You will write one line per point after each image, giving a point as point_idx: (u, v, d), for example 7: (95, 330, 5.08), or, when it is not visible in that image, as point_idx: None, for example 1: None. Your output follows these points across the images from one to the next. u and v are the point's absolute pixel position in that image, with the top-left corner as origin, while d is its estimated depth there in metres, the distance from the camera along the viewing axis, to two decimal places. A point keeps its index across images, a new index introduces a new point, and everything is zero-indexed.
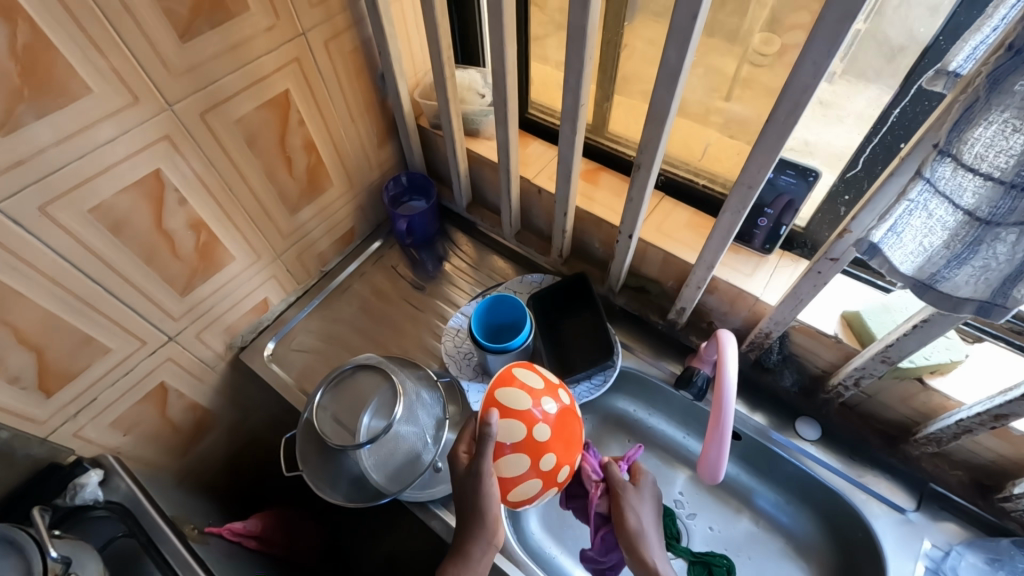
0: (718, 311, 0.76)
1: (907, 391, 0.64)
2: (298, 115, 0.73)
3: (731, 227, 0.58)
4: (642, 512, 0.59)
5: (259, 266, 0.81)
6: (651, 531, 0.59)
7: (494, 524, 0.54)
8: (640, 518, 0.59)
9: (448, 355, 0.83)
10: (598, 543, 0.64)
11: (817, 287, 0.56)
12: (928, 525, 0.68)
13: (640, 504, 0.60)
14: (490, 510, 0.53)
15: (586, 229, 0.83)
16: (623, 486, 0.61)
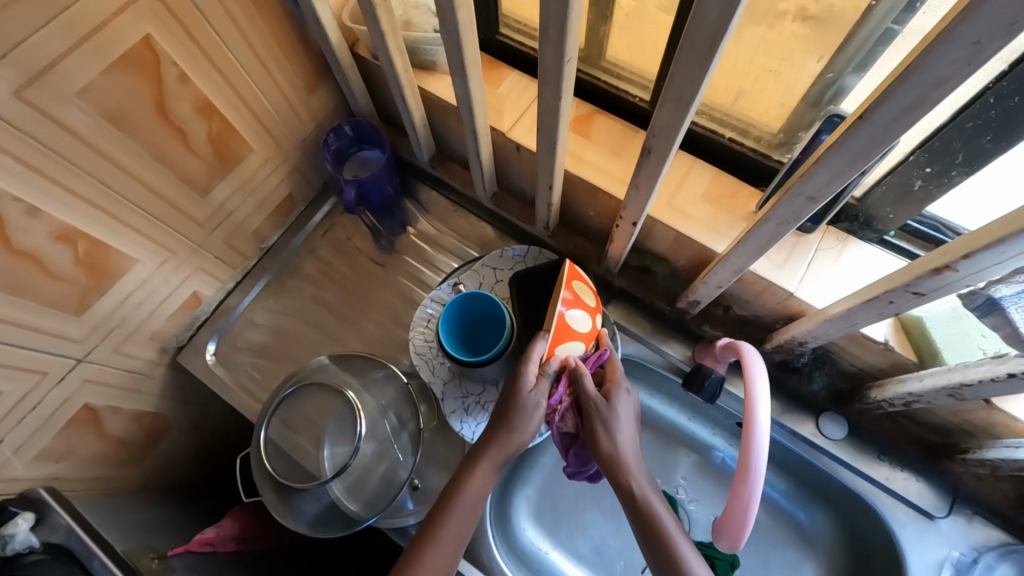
0: (738, 299, 0.63)
1: (964, 406, 0.54)
2: (178, 71, 0.52)
3: (774, 237, 0.42)
4: (620, 434, 0.52)
5: (176, 261, 0.66)
6: (632, 454, 0.52)
7: (532, 420, 0.52)
8: (621, 443, 0.52)
9: (417, 355, 0.70)
10: (571, 460, 0.59)
11: (882, 316, 0.42)
12: (958, 533, 0.61)
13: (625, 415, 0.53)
14: (528, 398, 0.52)
15: (577, 196, 0.66)
16: (598, 407, 0.52)
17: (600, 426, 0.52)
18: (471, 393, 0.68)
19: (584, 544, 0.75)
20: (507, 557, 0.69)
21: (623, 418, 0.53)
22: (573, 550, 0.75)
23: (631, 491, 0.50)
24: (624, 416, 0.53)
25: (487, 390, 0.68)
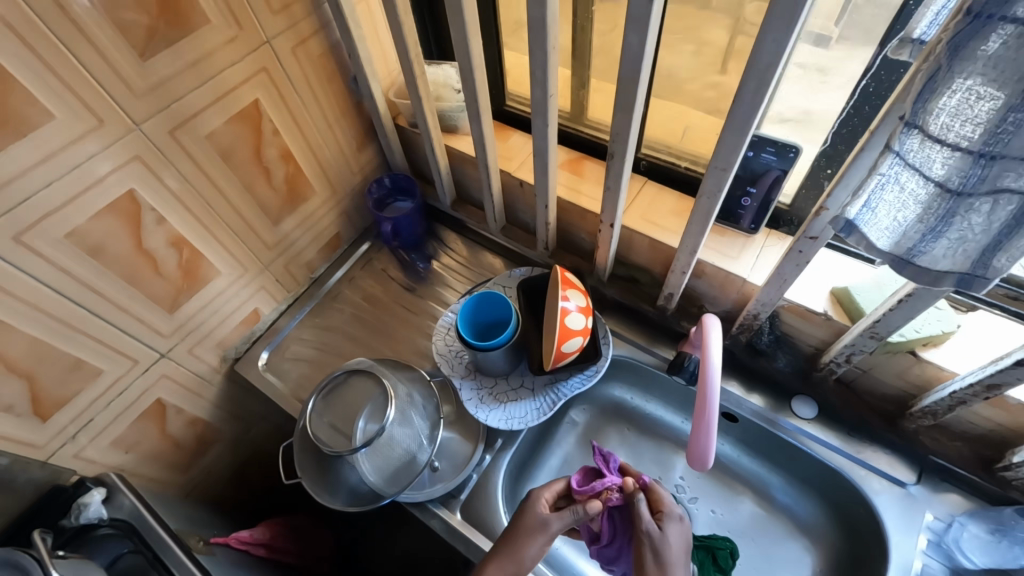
0: (707, 295, 0.76)
1: (901, 365, 0.63)
2: (271, 125, 0.72)
3: (709, 211, 0.57)
4: (670, 564, 0.56)
5: (247, 278, 0.82)
6: None
7: (540, 540, 0.60)
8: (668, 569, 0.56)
9: (439, 355, 0.81)
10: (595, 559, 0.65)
11: (801, 267, 0.55)
12: (927, 497, 0.67)
13: (676, 546, 0.58)
14: (538, 516, 0.62)
15: (570, 220, 0.82)
16: (651, 535, 0.58)
17: (651, 551, 0.58)
18: (485, 386, 0.78)
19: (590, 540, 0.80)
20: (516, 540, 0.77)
21: (675, 549, 0.57)
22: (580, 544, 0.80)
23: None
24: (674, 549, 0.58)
25: (499, 382, 0.79)
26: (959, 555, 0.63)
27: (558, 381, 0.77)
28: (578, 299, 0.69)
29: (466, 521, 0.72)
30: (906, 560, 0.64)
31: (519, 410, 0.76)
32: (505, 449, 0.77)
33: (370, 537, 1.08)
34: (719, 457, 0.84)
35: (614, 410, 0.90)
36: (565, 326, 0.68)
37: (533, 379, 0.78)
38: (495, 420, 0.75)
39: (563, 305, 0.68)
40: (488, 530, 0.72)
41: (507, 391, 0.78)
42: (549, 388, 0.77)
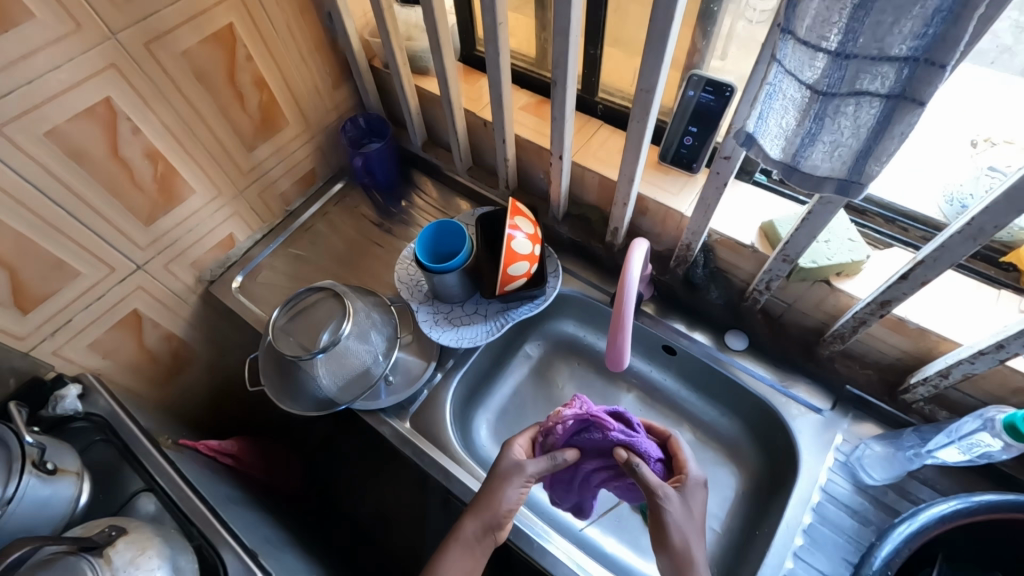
0: (651, 232, 0.80)
1: (818, 295, 0.68)
2: (245, 50, 0.76)
3: (639, 136, 0.62)
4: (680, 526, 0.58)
5: (222, 201, 0.86)
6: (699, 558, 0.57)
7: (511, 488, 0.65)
8: (684, 527, 0.58)
9: (401, 283, 0.86)
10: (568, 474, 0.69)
11: (720, 189, 0.60)
12: (840, 422, 0.72)
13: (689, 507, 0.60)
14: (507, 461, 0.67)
15: (528, 160, 0.86)
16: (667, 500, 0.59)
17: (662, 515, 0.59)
18: (441, 311, 0.84)
19: None
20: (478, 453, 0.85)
21: (687, 511, 0.60)
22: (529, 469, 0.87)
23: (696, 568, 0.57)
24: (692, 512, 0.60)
25: (454, 308, 0.84)
26: (860, 472, 0.68)
27: (509, 308, 0.82)
28: (527, 226, 0.74)
29: (414, 430, 0.77)
30: (814, 475, 0.69)
31: (470, 333, 0.81)
32: (455, 368, 0.83)
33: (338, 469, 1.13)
34: (661, 390, 0.89)
35: (568, 346, 0.96)
36: (510, 249, 0.73)
37: (486, 306, 0.83)
38: (448, 339, 0.81)
39: (510, 230, 0.72)
40: (435, 439, 0.77)
41: (461, 316, 0.83)
42: (501, 314, 0.82)
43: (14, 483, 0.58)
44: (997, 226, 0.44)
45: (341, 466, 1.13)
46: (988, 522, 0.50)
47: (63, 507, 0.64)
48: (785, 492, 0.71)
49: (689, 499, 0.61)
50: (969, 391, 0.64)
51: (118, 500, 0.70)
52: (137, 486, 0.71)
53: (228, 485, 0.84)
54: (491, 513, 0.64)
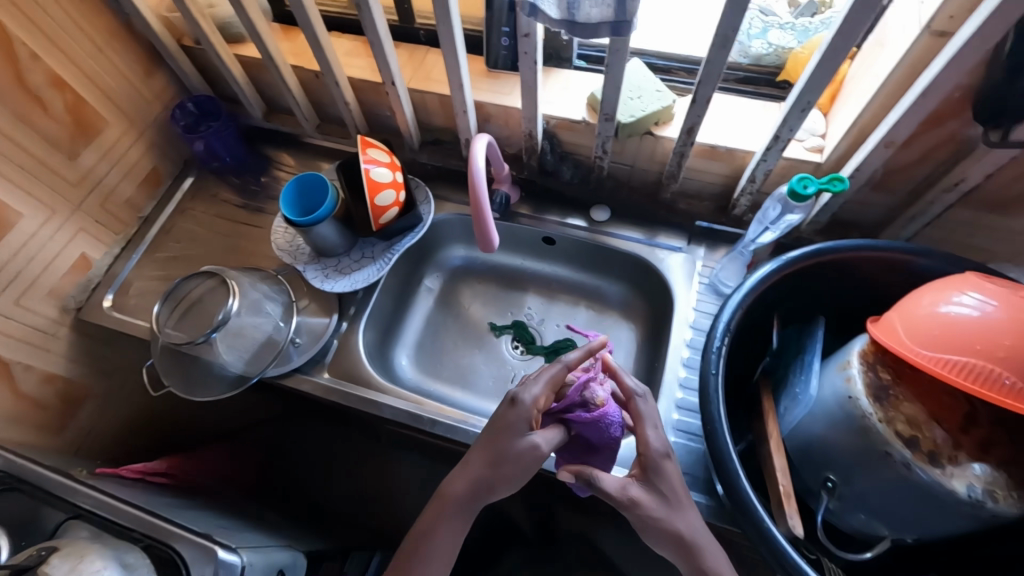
0: (501, 136, 0.86)
1: (646, 146, 0.77)
2: (26, 49, 0.70)
3: (451, 37, 0.66)
4: (679, 528, 0.52)
5: (59, 220, 0.81)
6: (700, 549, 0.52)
7: (515, 469, 0.53)
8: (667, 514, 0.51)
9: (282, 251, 0.85)
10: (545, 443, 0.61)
11: (534, 68, 0.66)
12: (697, 252, 0.84)
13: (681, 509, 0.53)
14: (518, 417, 0.55)
15: (369, 100, 0.88)
16: (616, 488, 0.52)
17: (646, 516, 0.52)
18: (329, 265, 0.85)
19: (469, 376, 0.92)
20: (405, 383, 0.89)
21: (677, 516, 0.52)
22: (463, 386, 0.91)
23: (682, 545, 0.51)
24: (662, 489, 0.52)
25: (341, 259, 0.86)
26: (721, 286, 0.80)
27: (393, 243, 0.86)
28: (384, 158, 0.77)
29: (334, 377, 0.80)
30: (686, 299, 0.81)
31: (363, 275, 0.84)
32: (359, 313, 0.85)
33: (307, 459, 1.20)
34: (555, 280, 0.98)
35: (464, 268, 1.01)
36: (372, 180, 0.75)
37: (371, 248, 0.86)
38: (342, 287, 0.83)
39: (366, 164, 0.74)
40: (358, 379, 0.80)
41: (349, 264, 0.85)
42: (388, 251, 0.86)
43: None
44: (736, 30, 0.53)
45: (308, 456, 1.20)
46: (809, 268, 0.61)
47: None
48: (666, 318, 0.85)
49: (656, 483, 0.53)
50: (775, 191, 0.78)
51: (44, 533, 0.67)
52: (61, 517, 0.69)
53: (168, 496, 0.83)
54: (485, 478, 0.54)
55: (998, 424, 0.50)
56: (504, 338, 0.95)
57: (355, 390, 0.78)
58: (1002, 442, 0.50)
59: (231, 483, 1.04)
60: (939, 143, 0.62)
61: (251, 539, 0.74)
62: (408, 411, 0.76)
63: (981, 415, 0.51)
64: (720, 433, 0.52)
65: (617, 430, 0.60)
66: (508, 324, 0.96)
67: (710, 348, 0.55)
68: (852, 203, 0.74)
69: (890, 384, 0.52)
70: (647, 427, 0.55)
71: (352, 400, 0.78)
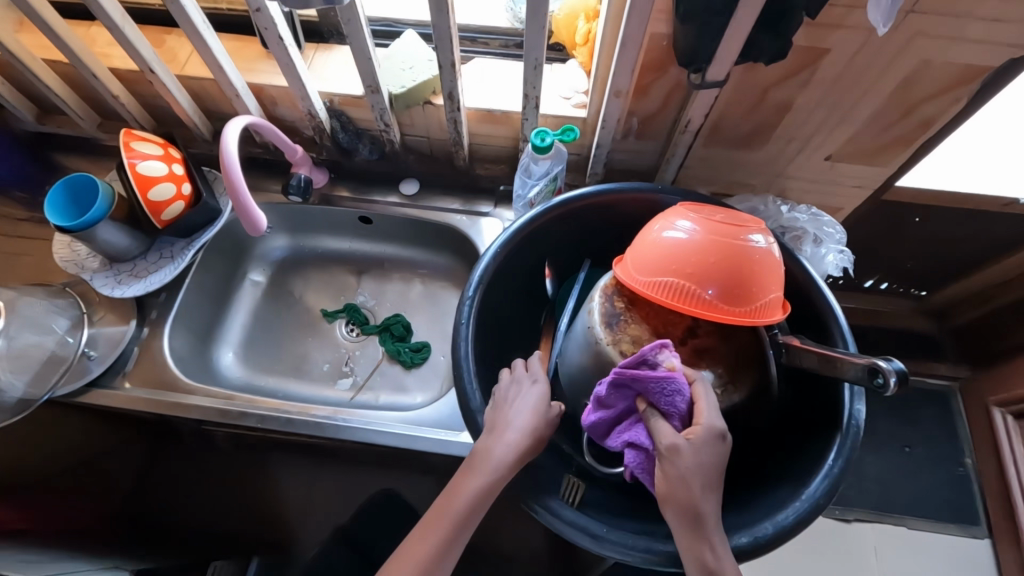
0: (293, 119, 0.84)
1: (430, 116, 0.79)
2: None
3: (188, 17, 0.64)
4: (703, 493, 0.44)
5: None
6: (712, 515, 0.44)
7: (506, 437, 0.50)
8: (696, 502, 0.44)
9: (64, 262, 0.80)
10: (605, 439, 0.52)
11: (282, 45, 0.65)
12: (505, 214, 0.87)
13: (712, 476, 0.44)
14: (518, 406, 0.53)
15: (145, 92, 0.83)
16: (681, 454, 0.44)
17: (682, 478, 0.44)
18: (123, 270, 0.81)
19: (302, 365, 0.91)
20: (230, 381, 0.87)
21: (707, 483, 0.44)
22: (297, 375, 0.90)
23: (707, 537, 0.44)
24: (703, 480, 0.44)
25: (136, 263, 0.81)
26: None
27: (191, 239, 0.82)
28: (155, 150, 0.73)
29: (137, 386, 0.76)
30: None
31: (159, 277, 0.80)
32: (162, 316, 0.81)
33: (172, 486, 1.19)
34: (385, 258, 0.98)
35: (292, 257, 0.99)
36: (141, 175, 0.71)
37: (169, 248, 0.82)
38: (136, 291, 0.79)
39: (131, 159, 0.70)
40: (165, 383, 0.77)
41: (145, 267, 0.81)
42: (187, 248, 0.82)
43: None
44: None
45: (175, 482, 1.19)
46: (567, 216, 0.66)
47: None
48: None
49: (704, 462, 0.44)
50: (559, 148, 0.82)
51: None
52: None
53: None
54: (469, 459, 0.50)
55: (715, 332, 0.56)
56: (337, 323, 0.95)
57: (156, 395, 0.75)
58: (716, 347, 0.56)
59: (60, 523, 0.97)
60: (670, 90, 0.67)
61: (58, 567, 0.70)
62: (217, 409, 0.74)
63: (703, 326, 0.56)
64: (465, 378, 0.55)
65: (683, 402, 0.47)
66: (341, 308, 0.96)
67: (465, 299, 0.58)
68: (623, 153, 0.80)
69: (622, 311, 0.58)
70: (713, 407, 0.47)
71: (154, 406, 0.75)
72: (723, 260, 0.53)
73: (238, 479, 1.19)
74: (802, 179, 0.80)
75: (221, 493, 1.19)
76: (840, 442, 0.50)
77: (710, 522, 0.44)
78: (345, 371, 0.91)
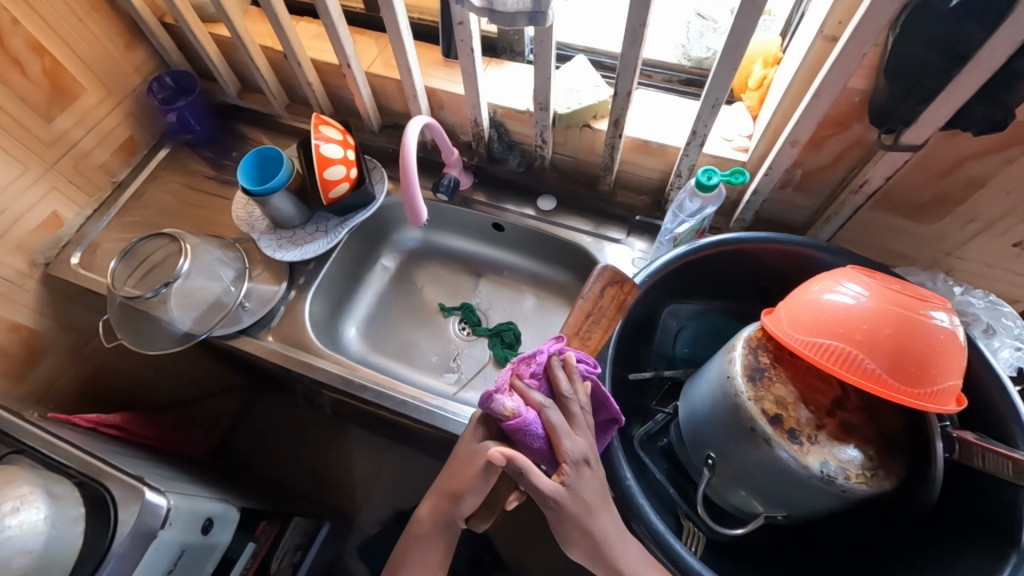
0: (453, 123, 0.90)
1: (585, 138, 0.81)
2: (10, 15, 0.76)
3: (396, 23, 0.70)
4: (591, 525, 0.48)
5: (32, 177, 0.86)
6: (613, 538, 0.49)
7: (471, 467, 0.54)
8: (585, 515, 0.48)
9: (240, 220, 0.90)
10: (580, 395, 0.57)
11: (471, 56, 0.70)
12: (636, 244, 0.87)
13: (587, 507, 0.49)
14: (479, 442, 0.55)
15: (333, 82, 0.93)
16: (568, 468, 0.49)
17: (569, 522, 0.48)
18: (284, 236, 0.89)
19: (413, 352, 0.96)
20: (350, 354, 0.93)
21: (595, 515, 0.49)
22: (406, 360, 0.95)
23: (601, 551, 0.49)
24: (585, 503, 0.49)
25: (296, 231, 0.90)
26: None
27: (345, 219, 0.90)
28: (335, 134, 0.81)
29: (278, 341, 0.84)
30: None
31: (314, 247, 0.88)
32: (308, 283, 0.89)
33: (269, 449, 1.34)
34: (505, 266, 1.01)
35: (420, 250, 1.05)
36: (321, 155, 0.79)
37: (324, 224, 0.90)
38: (293, 257, 0.87)
39: (317, 139, 0.78)
40: (299, 344, 0.84)
41: (303, 237, 0.89)
42: (340, 227, 0.90)
43: None
44: (643, 25, 0.57)
45: (274, 446, 1.34)
46: (716, 256, 0.65)
47: None
48: None
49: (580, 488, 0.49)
50: None
51: None
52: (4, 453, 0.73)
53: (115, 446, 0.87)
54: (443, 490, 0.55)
55: (863, 409, 0.53)
56: (451, 319, 0.99)
57: (293, 354, 0.82)
58: (863, 425, 0.52)
59: (178, 447, 1.08)
60: (849, 147, 0.65)
61: (184, 488, 0.77)
62: (339, 373, 0.80)
63: (850, 401, 0.53)
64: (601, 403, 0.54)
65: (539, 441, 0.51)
66: (457, 306, 1.00)
67: (607, 322, 0.59)
68: (776, 203, 0.77)
69: (767, 367, 0.55)
70: (568, 442, 0.50)
71: (290, 364, 0.82)
72: (903, 335, 0.49)
73: (331, 454, 1.33)
74: (975, 262, 0.73)
75: (317, 463, 1.32)
76: (1016, 561, 0.45)
77: (609, 537, 0.49)
78: (452, 366, 0.94)
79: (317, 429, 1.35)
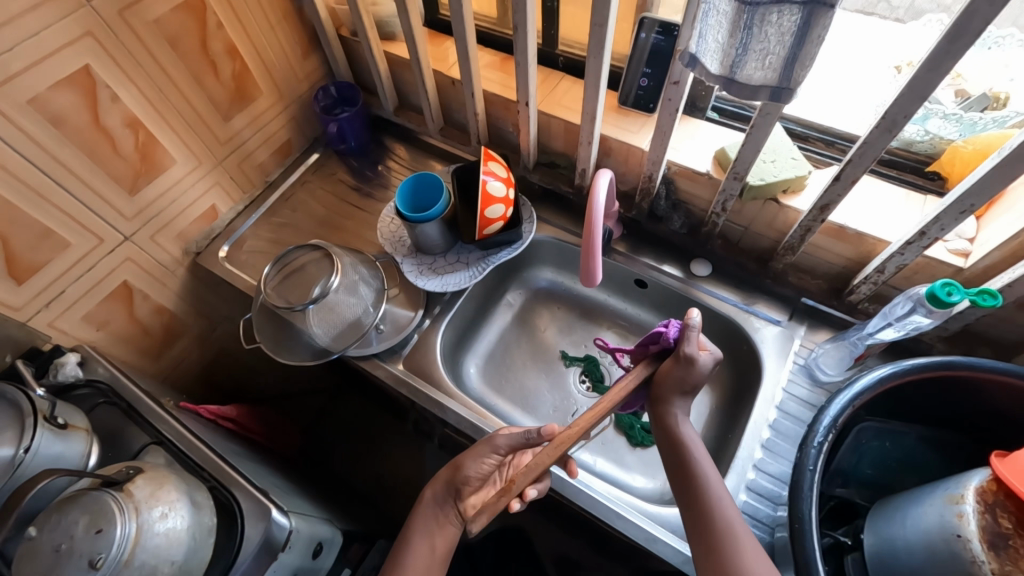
0: (617, 171, 0.86)
1: (770, 211, 0.75)
2: (215, 19, 0.79)
3: (598, 72, 0.67)
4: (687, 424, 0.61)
5: (202, 171, 0.89)
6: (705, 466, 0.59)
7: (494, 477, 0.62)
8: (704, 486, 0.57)
9: (384, 239, 0.90)
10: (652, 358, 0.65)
11: (674, 114, 0.65)
12: (797, 330, 0.80)
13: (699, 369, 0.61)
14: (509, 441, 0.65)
15: (497, 114, 0.91)
16: (674, 395, 0.61)
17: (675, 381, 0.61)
18: (425, 262, 0.88)
19: (532, 398, 0.92)
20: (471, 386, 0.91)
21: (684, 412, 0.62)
22: (524, 406, 0.91)
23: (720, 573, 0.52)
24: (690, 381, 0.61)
25: (437, 259, 0.88)
26: (817, 372, 0.75)
27: (489, 254, 0.87)
28: (500, 170, 0.79)
29: (407, 370, 0.83)
30: (776, 376, 0.76)
31: (454, 279, 0.86)
32: (442, 314, 0.88)
33: (348, 452, 1.26)
34: (638, 322, 0.96)
35: (548, 292, 1.01)
36: (486, 192, 0.77)
37: (466, 255, 0.88)
38: (433, 287, 0.85)
39: (484, 176, 0.76)
40: (426, 376, 0.82)
41: (444, 265, 0.87)
42: (483, 261, 0.87)
43: (26, 441, 0.61)
44: (906, 116, 0.51)
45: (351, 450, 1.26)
46: (931, 379, 0.57)
47: (75, 462, 0.66)
48: (749, 390, 0.80)
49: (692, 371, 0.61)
50: (902, 286, 0.73)
51: (126, 453, 0.71)
52: (143, 442, 0.72)
53: (234, 443, 0.87)
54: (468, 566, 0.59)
55: None
56: (572, 370, 0.94)
57: (425, 390, 0.80)
58: None
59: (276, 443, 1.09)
60: None
61: (300, 506, 0.77)
62: (470, 420, 0.77)
63: None
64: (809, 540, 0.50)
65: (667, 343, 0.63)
66: (579, 357, 0.96)
67: (810, 442, 0.53)
68: (989, 317, 0.68)
69: (1012, 534, 0.45)
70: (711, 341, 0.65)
71: (421, 400, 0.80)
72: None
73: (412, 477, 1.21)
74: None
75: (398, 477, 1.22)
76: None
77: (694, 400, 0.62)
78: (570, 422, 0.89)
79: (398, 438, 1.26)
